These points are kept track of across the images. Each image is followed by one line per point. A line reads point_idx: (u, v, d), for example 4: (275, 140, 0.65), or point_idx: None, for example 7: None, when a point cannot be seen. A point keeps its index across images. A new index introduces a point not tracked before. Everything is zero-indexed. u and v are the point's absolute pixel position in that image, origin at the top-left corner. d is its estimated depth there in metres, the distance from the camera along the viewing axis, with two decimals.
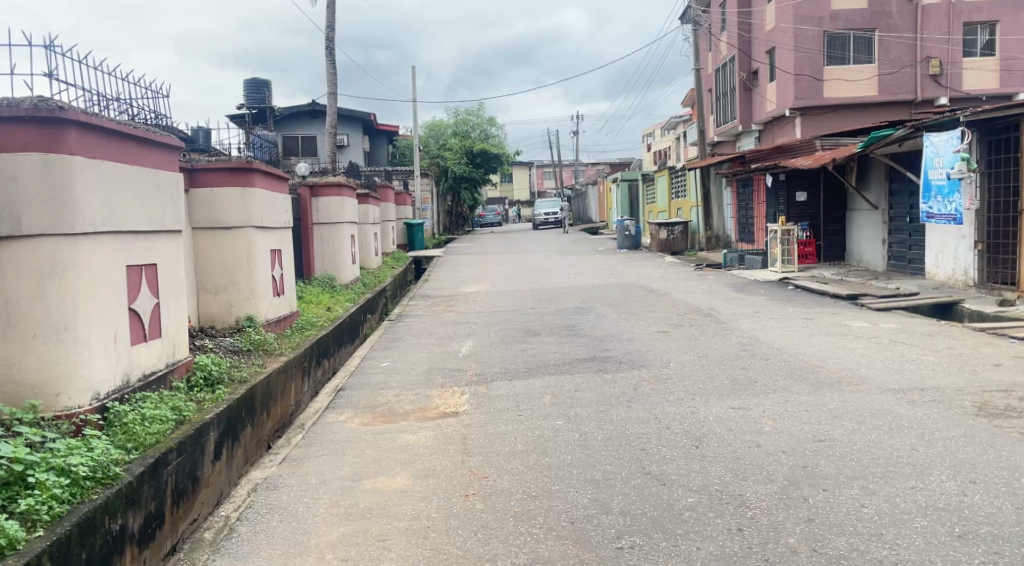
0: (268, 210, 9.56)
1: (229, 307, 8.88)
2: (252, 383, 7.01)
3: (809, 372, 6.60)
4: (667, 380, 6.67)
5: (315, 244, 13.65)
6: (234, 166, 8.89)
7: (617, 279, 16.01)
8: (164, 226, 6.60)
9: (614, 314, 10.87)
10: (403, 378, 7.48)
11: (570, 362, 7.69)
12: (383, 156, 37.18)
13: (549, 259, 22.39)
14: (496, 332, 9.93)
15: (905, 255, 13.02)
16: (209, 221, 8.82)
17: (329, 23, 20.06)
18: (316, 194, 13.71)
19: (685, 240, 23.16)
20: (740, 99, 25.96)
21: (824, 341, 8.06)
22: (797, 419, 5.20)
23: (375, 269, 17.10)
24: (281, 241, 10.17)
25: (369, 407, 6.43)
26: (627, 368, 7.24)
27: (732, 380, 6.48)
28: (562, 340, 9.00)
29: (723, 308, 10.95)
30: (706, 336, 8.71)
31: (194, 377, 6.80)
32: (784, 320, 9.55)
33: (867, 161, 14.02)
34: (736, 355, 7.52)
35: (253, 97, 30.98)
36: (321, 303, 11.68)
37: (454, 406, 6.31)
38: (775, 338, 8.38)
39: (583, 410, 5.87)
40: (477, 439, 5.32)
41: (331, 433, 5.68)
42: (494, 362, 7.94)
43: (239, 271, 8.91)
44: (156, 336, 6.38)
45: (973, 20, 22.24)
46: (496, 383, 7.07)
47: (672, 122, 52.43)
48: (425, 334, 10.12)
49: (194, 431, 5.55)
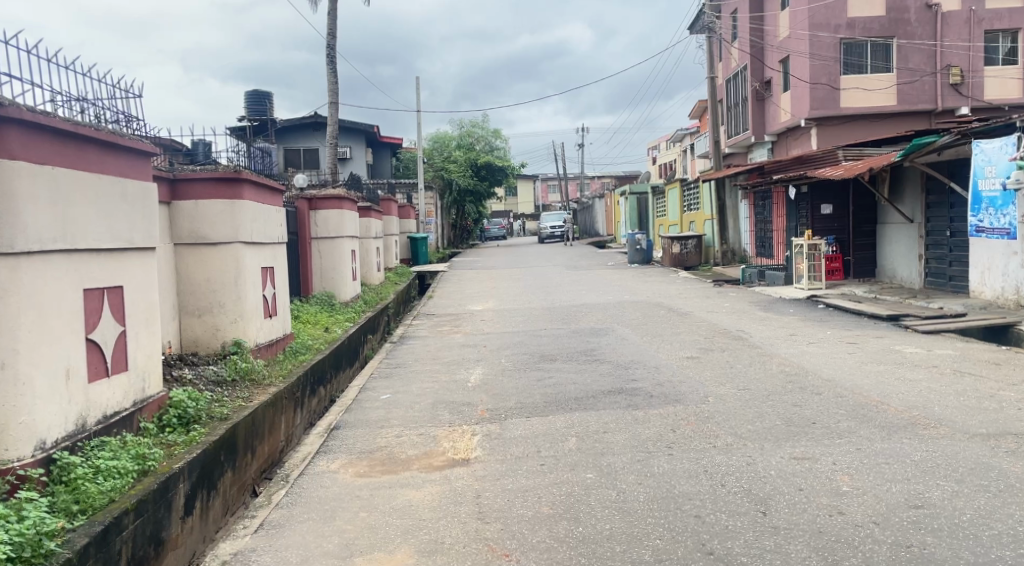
0: (259, 223, 8.72)
1: (215, 331, 8.05)
2: (233, 421, 6.14)
3: (873, 411, 5.72)
4: (708, 420, 5.79)
5: (313, 259, 12.81)
6: (220, 176, 8.05)
7: (632, 296, 15.12)
8: (132, 243, 5.76)
9: (634, 337, 9.99)
10: (405, 414, 6.60)
11: (594, 395, 6.80)
12: (387, 169, 36.29)
13: (558, 273, 21.58)
14: (508, 357, 9.05)
15: (945, 272, 12.15)
16: (192, 237, 8.00)
17: (330, 31, 19.34)
18: (315, 207, 12.87)
19: (699, 254, 22.31)
20: (753, 110, 25.17)
21: (879, 371, 7.16)
22: (878, 475, 4.34)
23: (377, 284, 16.29)
24: (274, 258, 9.34)
25: (367, 452, 5.56)
26: (660, 404, 6.36)
27: (785, 422, 5.60)
28: (581, 367, 8.12)
29: (754, 330, 10.08)
30: (742, 364, 7.83)
31: (166, 415, 5.95)
32: (826, 345, 8.68)
33: (901, 171, 13.17)
34: (781, 388, 6.65)
35: (254, 109, 30.30)
36: (318, 323, 10.84)
37: (464, 451, 5.43)
38: (822, 367, 7.47)
39: (616, 459, 4.99)
40: (491, 498, 4.44)
41: (320, 488, 4.80)
42: (506, 395, 7.05)
43: (226, 291, 8.08)
44: (121, 369, 5.52)
45: (995, 27, 21.43)
46: (511, 420, 6.19)
47: (677, 135, 51.62)
48: (430, 360, 9.25)
49: (158, 485, 4.70)
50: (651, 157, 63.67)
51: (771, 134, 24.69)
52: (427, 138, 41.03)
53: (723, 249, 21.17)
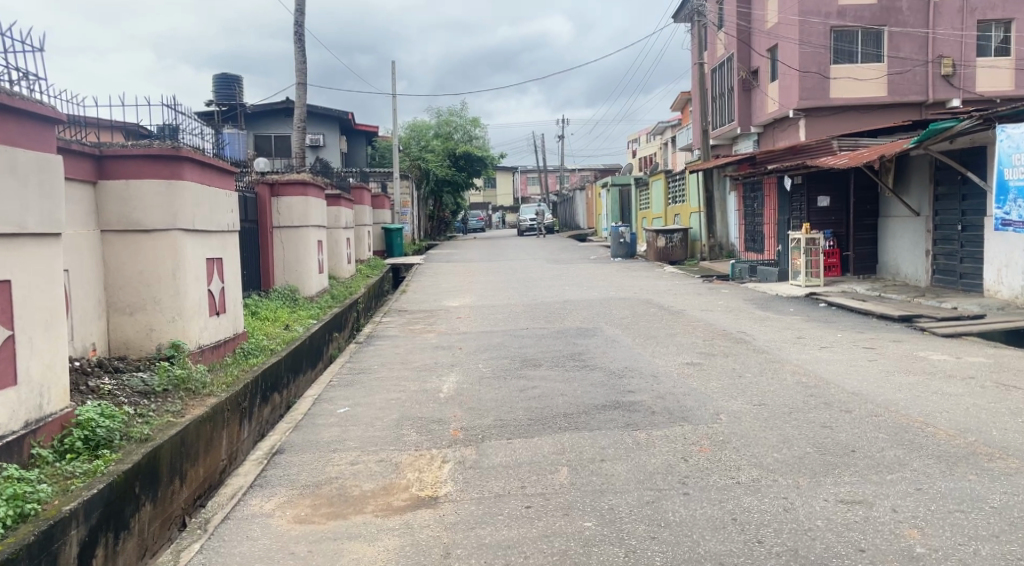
0: (204, 208, 7.63)
1: (148, 330, 6.98)
2: (155, 444, 5.08)
3: (916, 435, 4.83)
4: (726, 446, 4.83)
5: (275, 250, 11.72)
6: (156, 153, 6.98)
7: (619, 292, 14.16)
8: (23, 228, 4.70)
9: (625, 339, 9.04)
10: (363, 434, 5.58)
11: (585, 411, 5.84)
12: (362, 158, 35.10)
13: (540, 267, 20.60)
14: (485, 362, 8.05)
15: (955, 269, 11.33)
16: (122, 223, 6.92)
17: (299, 8, 18.17)
18: (277, 194, 11.77)
19: (685, 248, 21.49)
20: (738, 101, 24.34)
21: (908, 383, 6.24)
22: (956, 530, 3.42)
23: (348, 278, 15.23)
24: (224, 248, 8.26)
25: (311, 486, 4.54)
26: (663, 424, 5.40)
27: (818, 450, 4.66)
28: (568, 375, 7.14)
29: (756, 332, 9.17)
30: (752, 373, 6.89)
31: (69, 438, 4.90)
32: (841, 350, 7.77)
33: (907, 159, 12.32)
34: (803, 403, 5.71)
35: (223, 93, 28.97)
36: (278, 320, 9.77)
37: (431, 486, 4.44)
38: (843, 376, 6.55)
39: (620, 500, 4.01)
40: (464, 558, 3.47)
41: (246, 541, 3.79)
42: (483, 410, 6.06)
43: (162, 286, 7.01)
44: (8, 384, 4.54)
45: (988, 17, 20.62)
46: (489, 443, 5.22)
47: (659, 128, 50.81)
48: (397, 365, 8.21)
49: (36, 537, 3.71)
50: (631, 150, 62.95)
51: (758, 125, 23.85)
52: (404, 126, 39.77)
53: (710, 243, 20.30)
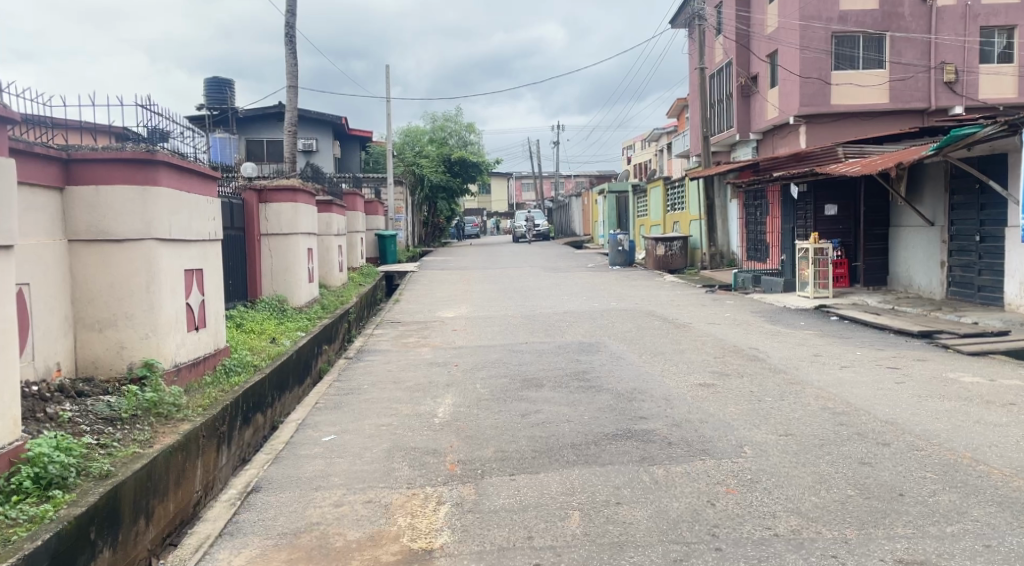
0: (181, 216, 7.05)
1: (118, 348, 6.39)
2: (115, 483, 4.53)
3: (969, 475, 4.31)
4: (755, 487, 4.30)
5: (263, 258, 11.14)
6: (128, 157, 6.43)
7: (621, 303, 13.63)
8: None
9: (631, 355, 8.52)
10: (350, 468, 5.04)
11: (595, 442, 5.32)
12: (355, 163, 34.52)
13: (538, 275, 20.06)
14: (482, 382, 7.49)
15: (972, 281, 10.85)
16: (90, 231, 6.34)
17: (289, 9, 17.65)
18: (265, 200, 11.20)
19: (684, 256, 21.00)
20: (738, 107, 23.94)
21: (944, 410, 5.72)
22: None
23: (338, 287, 14.67)
24: (205, 259, 7.70)
25: (288, 535, 4.01)
26: (682, 457, 4.89)
27: (861, 493, 4.13)
28: (573, 398, 6.61)
29: (770, 348, 8.66)
30: (771, 397, 6.36)
31: (17, 477, 4.35)
32: (864, 370, 7.26)
33: (921, 166, 11.85)
34: (834, 434, 5.19)
35: (214, 97, 28.36)
36: (264, 333, 9.21)
37: (426, 536, 3.91)
38: (872, 402, 6.04)
39: (644, 558, 3.49)
40: None
41: None
42: (482, 439, 5.52)
43: (135, 300, 6.44)
44: None
45: (991, 23, 20.24)
46: (490, 480, 4.69)
47: (654, 134, 50.41)
48: (389, 384, 7.64)
49: None
50: (626, 157, 62.64)
51: (757, 131, 23.42)
52: (399, 133, 39.97)
53: (711, 251, 19.82)
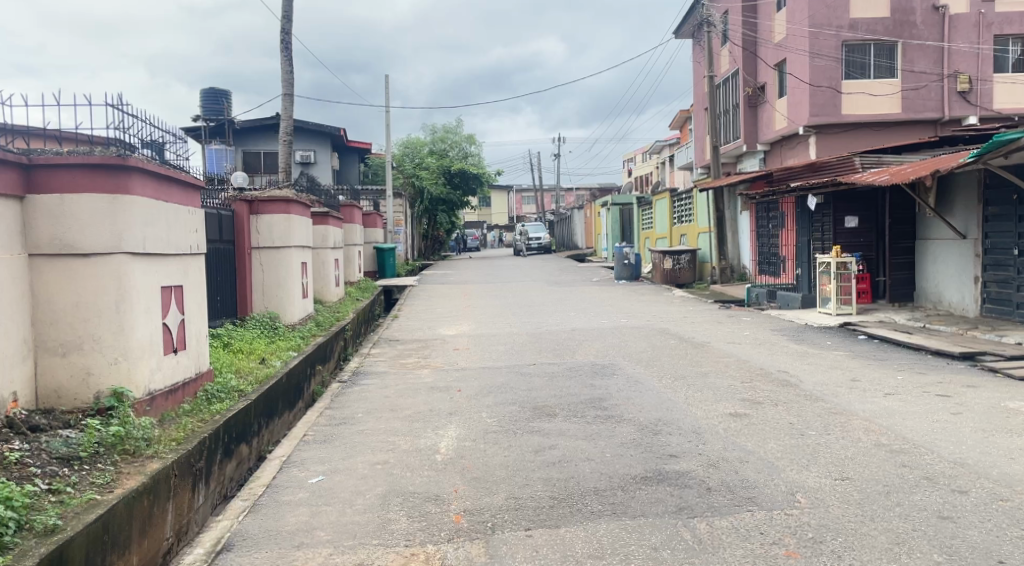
0: (155, 224, 6.15)
1: (85, 375, 5.53)
2: (60, 543, 3.80)
3: None
4: (822, 550, 3.60)
5: (253, 272, 10.46)
6: (96, 162, 5.57)
7: (632, 320, 12.93)
8: None
9: (650, 380, 7.81)
10: (341, 519, 4.32)
11: (621, 486, 4.62)
12: (354, 175, 33.93)
13: (542, 290, 19.40)
14: (488, 411, 6.77)
15: (1010, 298, 10.16)
16: (53, 245, 5.49)
17: (285, 15, 17.06)
18: (257, 211, 10.55)
19: (693, 270, 20.29)
20: (744, 116, 23.36)
21: (1017, 449, 5.00)
22: None
23: (335, 302, 14.01)
24: (187, 274, 7.00)
25: None
26: (726, 509, 4.18)
27: (951, 560, 3.44)
28: (590, 431, 5.91)
29: (801, 372, 7.96)
30: (814, 431, 5.64)
31: None
32: (911, 399, 6.54)
33: (955, 175, 11.14)
34: (900, 480, 4.48)
35: (210, 108, 27.85)
36: (252, 354, 8.49)
37: None
38: (930, 438, 5.33)
39: None
40: None
41: None
42: (491, 482, 4.82)
43: (103, 321, 5.58)
44: None
45: (1005, 31, 19.46)
46: (501, 535, 4.00)
47: (654, 147, 49.75)
48: (386, 412, 6.93)
49: None
50: (627, 169, 62.13)
51: (765, 142, 22.83)
52: (399, 144, 39.53)
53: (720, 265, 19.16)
